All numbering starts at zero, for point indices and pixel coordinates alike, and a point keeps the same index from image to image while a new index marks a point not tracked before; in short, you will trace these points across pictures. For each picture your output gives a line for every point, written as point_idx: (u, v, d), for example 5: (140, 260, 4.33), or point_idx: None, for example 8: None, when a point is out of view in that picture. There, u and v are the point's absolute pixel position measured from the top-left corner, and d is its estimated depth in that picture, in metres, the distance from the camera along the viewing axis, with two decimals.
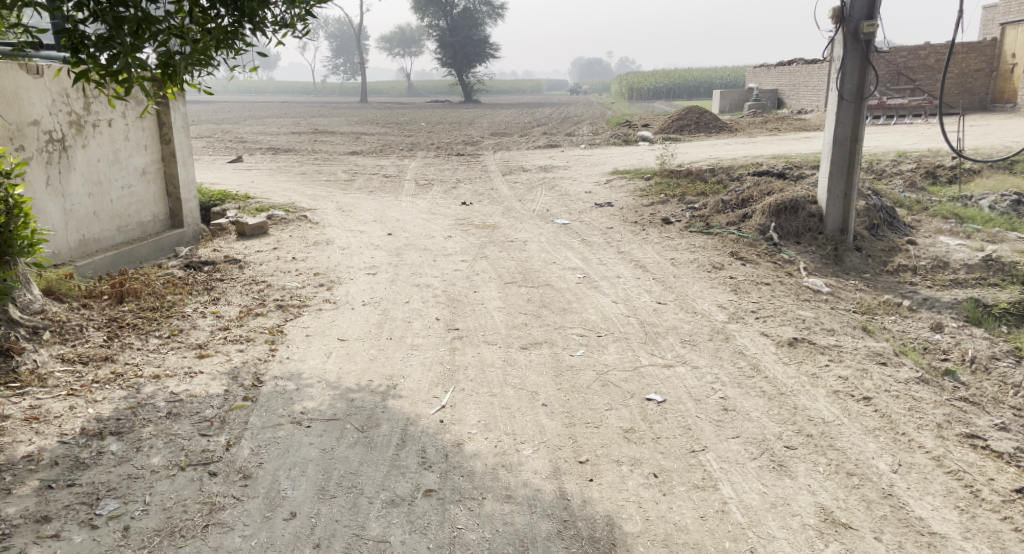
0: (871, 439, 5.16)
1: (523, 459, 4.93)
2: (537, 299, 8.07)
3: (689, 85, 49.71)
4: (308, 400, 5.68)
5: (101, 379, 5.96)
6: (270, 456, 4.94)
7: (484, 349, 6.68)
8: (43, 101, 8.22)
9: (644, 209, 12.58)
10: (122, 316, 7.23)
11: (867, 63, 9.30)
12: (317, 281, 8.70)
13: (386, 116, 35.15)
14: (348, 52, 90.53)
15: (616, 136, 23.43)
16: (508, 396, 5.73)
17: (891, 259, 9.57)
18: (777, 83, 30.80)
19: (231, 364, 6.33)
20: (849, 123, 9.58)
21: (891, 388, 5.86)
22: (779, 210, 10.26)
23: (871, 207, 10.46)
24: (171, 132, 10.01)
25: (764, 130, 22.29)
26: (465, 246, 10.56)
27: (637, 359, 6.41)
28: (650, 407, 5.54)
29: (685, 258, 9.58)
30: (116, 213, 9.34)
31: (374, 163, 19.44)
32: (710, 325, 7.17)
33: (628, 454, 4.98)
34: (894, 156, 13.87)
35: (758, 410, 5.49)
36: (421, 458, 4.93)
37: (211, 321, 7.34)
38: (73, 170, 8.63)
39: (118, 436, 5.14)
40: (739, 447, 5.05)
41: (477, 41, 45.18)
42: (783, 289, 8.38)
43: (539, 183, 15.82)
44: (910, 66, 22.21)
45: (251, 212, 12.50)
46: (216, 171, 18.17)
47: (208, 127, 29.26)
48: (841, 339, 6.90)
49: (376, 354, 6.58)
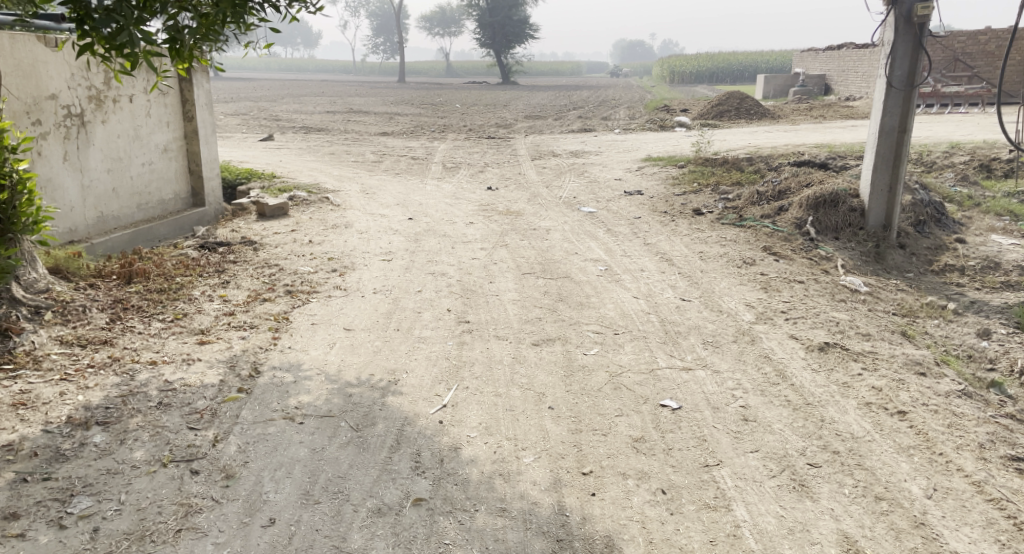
0: (904, 458, 4.77)
1: (522, 468, 4.63)
2: (555, 292, 7.74)
3: (733, 70, 48.69)
4: (304, 394, 5.43)
5: (97, 364, 5.77)
6: (257, 454, 4.71)
7: (494, 344, 6.38)
8: (62, 75, 8.02)
9: (675, 199, 12.15)
10: (128, 297, 7.04)
11: (919, 48, 8.73)
12: (330, 266, 8.45)
13: (421, 97, 34.72)
14: (389, 32, 90.25)
15: (653, 121, 22.89)
16: (513, 397, 5.43)
17: (936, 258, 9.08)
18: (825, 69, 29.91)
19: (231, 352, 6.10)
20: (897, 112, 9.05)
21: (929, 401, 5.44)
22: (817, 203, 9.77)
23: (917, 202, 9.92)
24: (195, 109, 9.80)
25: (808, 117, 21.60)
26: (487, 233, 10.25)
27: (654, 361, 6.06)
28: (663, 414, 5.21)
29: (714, 252, 9.16)
30: (136, 190, 9.16)
31: (403, 144, 19.16)
32: (735, 326, 6.79)
33: (636, 467, 4.65)
34: (945, 148, 13.23)
35: (781, 421, 5.12)
36: (414, 463, 4.66)
37: (217, 306, 7.13)
38: (92, 145, 8.44)
39: (103, 427, 4.93)
40: (756, 463, 4.69)
41: (517, 22, 44.57)
42: (817, 288, 7.95)
43: (569, 169, 15.43)
44: (968, 52, 21.31)
45: (274, 192, 12.33)
46: (246, 149, 18.05)
47: (244, 104, 29.30)
48: (877, 344, 6.47)
49: (381, 347, 6.31)
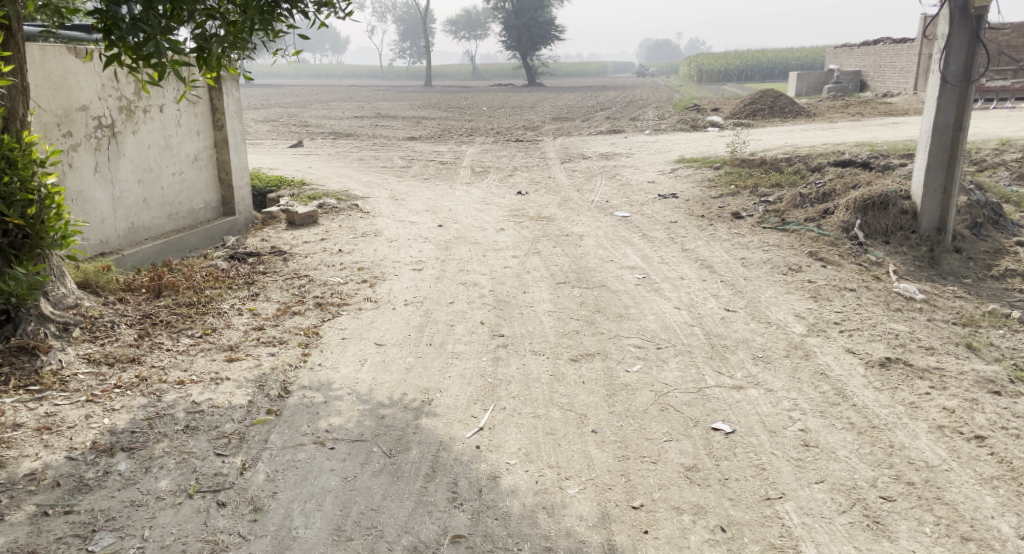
0: (988, 492, 4.50)
1: (566, 500, 4.38)
2: (592, 303, 7.43)
3: (763, 67, 48.00)
4: (334, 415, 5.16)
5: (124, 384, 5.44)
6: (287, 484, 4.47)
7: (531, 360, 6.09)
8: (93, 85, 7.85)
9: (712, 202, 11.77)
10: (157, 312, 6.72)
11: (977, 42, 8.32)
12: (360, 277, 8.20)
13: (447, 100, 34.38)
14: (415, 36, 90.45)
15: (683, 121, 22.46)
16: (554, 419, 5.16)
17: (996, 263, 8.65)
18: (861, 65, 29.30)
19: (260, 370, 5.78)
20: (953, 108, 8.61)
21: (1009, 424, 5.10)
22: (866, 205, 9.34)
23: (973, 203, 9.48)
24: (224, 118, 9.63)
25: (845, 115, 21.12)
26: (519, 240, 9.96)
27: (702, 379, 5.72)
28: (716, 438, 4.94)
29: (758, 258, 8.79)
30: (166, 200, 8.99)
31: (431, 148, 18.93)
32: (786, 339, 6.44)
33: (692, 501, 4.40)
34: (996, 144, 12.72)
35: (846, 447, 4.85)
36: (452, 495, 4.41)
37: (247, 320, 6.82)
38: (122, 156, 8.26)
39: (128, 453, 4.69)
40: (823, 497, 4.45)
41: (542, 23, 44.17)
42: (870, 296, 7.56)
43: (600, 172, 15.10)
44: (1013, 45, 20.72)
45: (303, 199, 12.16)
46: (275, 156, 17.93)
47: (273, 111, 29.31)
48: (942, 359, 6.08)
49: (414, 363, 6.03)
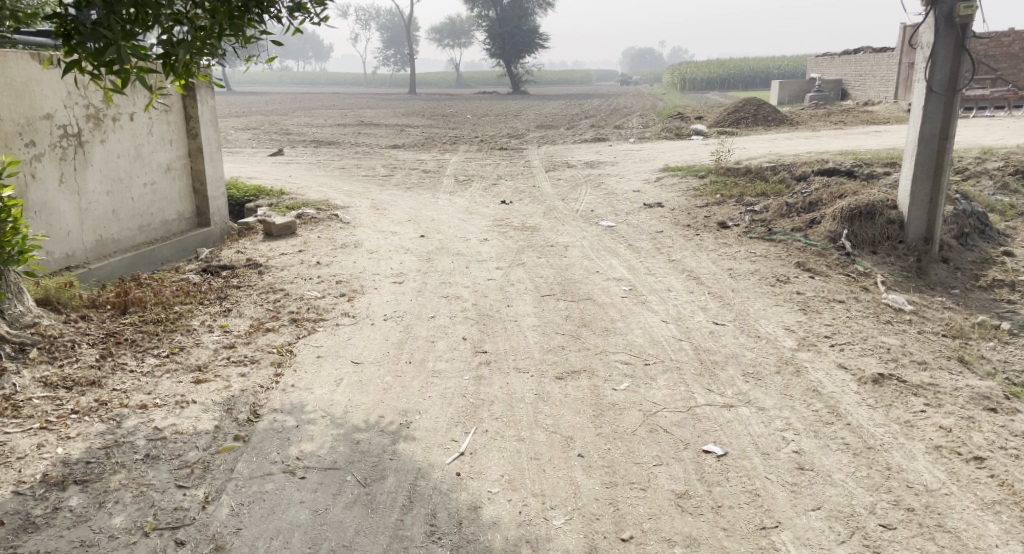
0: (990, 518, 4.30)
1: (552, 533, 4.17)
2: (577, 317, 7.19)
3: (746, 75, 48.09)
4: (306, 441, 4.88)
5: (81, 410, 5.13)
6: (253, 518, 4.22)
7: (514, 379, 5.83)
8: (57, 93, 7.54)
9: (697, 211, 11.59)
10: (121, 330, 6.40)
11: (962, 50, 8.16)
12: (338, 291, 7.91)
13: (432, 108, 34.14)
14: (399, 44, 90.28)
15: (668, 129, 22.32)
16: (539, 442, 4.91)
17: (984, 273, 8.50)
18: (841, 73, 29.35)
19: (229, 393, 5.48)
20: (938, 118, 8.45)
21: (1007, 444, 4.91)
22: (852, 215, 9.15)
23: (960, 212, 9.34)
24: (199, 126, 9.32)
25: (828, 123, 21.07)
26: (502, 251, 9.71)
27: (691, 397, 5.48)
28: (707, 461, 4.72)
29: (745, 268, 8.59)
30: (137, 211, 8.68)
31: (414, 157, 18.66)
32: (777, 354, 6.22)
33: (683, 532, 4.19)
34: (979, 153, 12.63)
35: (842, 470, 4.63)
36: (430, 528, 4.19)
37: (217, 337, 6.51)
38: (89, 166, 7.95)
39: (82, 486, 4.40)
40: (820, 525, 4.23)
41: (527, 32, 44.11)
42: (860, 308, 7.37)
43: (584, 181, 14.88)
44: (992, 54, 20.74)
45: (282, 209, 11.86)
46: (254, 165, 17.57)
47: (255, 119, 28.91)
48: (936, 374, 5.89)
49: (392, 383, 5.74)
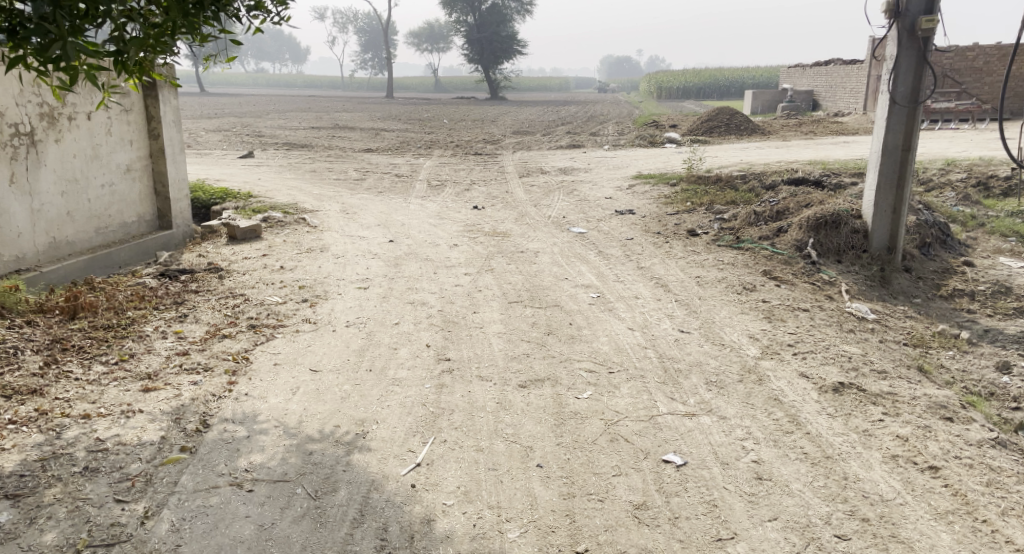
0: (944, 528, 4.27)
1: (505, 546, 4.09)
2: (543, 324, 7.10)
3: (721, 84, 48.46)
4: (256, 452, 4.75)
5: (20, 420, 4.95)
6: (195, 533, 4.09)
7: (476, 387, 5.73)
8: (9, 91, 7.34)
9: (668, 219, 11.55)
10: (69, 336, 6.21)
11: (924, 63, 8.18)
12: (300, 296, 7.76)
13: (411, 113, 33.98)
14: (377, 48, 89.98)
15: (642, 136, 22.34)
16: (497, 453, 4.82)
17: (946, 282, 8.54)
18: (812, 84, 29.63)
19: (178, 402, 5.33)
20: (901, 129, 8.47)
21: (963, 453, 4.89)
22: (817, 224, 9.14)
23: (923, 223, 9.38)
24: (161, 127, 9.13)
25: (799, 133, 21.22)
26: (470, 256, 9.62)
27: (653, 407, 5.41)
28: (667, 472, 4.64)
29: (712, 276, 8.56)
30: (93, 213, 8.47)
31: (388, 161, 18.49)
32: (740, 362, 6.17)
33: (639, 544, 4.11)
34: (943, 164, 12.73)
35: (800, 480, 4.58)
36: (380, 543, 4.09)
37: (171, 344, 6.35)
38: (43, 166, 7.75)
39: (13, 501, 4.24)
40: (776, 536, 4.17)
41: (505, 37, 44.04)
42: (824, 316, 7.35)
43: (557, 187, 14.81)
44: (956, 68, 20.93)
45: (248, 212, 11.67)
46: (224, 167, 17.31)
47: (230, 121, 28.55)
48: (896, 383, 5.87)
49: (350, 392, 5.61)
